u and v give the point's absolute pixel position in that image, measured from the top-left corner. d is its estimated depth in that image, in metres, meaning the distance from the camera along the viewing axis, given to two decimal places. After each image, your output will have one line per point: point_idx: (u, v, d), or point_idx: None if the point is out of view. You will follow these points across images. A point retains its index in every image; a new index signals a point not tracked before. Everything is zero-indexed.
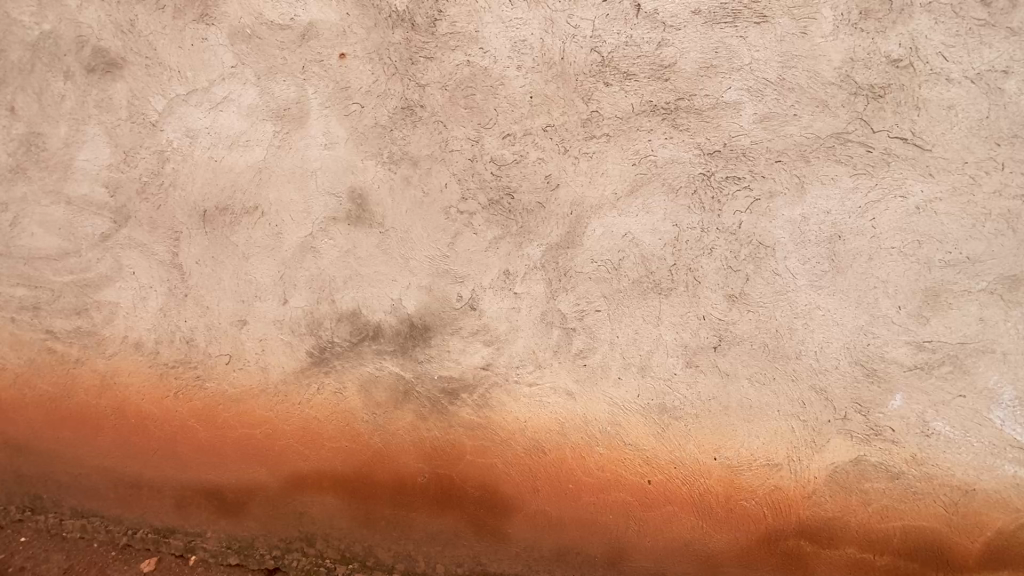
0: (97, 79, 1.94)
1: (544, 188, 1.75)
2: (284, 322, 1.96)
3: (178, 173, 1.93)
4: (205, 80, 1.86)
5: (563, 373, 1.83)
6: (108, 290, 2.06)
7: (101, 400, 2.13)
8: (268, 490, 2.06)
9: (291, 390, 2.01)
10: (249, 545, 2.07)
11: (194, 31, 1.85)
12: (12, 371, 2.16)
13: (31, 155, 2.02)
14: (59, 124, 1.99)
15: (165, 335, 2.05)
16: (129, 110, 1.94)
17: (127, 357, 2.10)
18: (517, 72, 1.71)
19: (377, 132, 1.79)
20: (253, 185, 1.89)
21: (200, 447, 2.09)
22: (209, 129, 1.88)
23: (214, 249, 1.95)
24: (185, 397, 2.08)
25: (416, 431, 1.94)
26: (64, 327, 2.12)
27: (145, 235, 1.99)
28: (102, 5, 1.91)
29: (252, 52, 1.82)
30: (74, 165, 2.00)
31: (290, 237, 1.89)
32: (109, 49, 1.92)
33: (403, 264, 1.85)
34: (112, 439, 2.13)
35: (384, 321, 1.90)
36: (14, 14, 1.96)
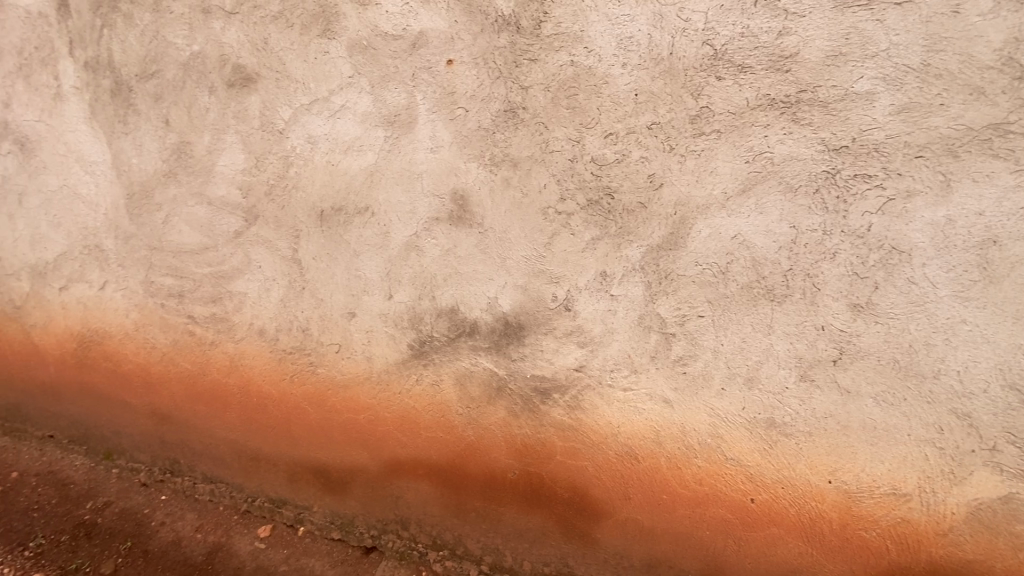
0: (235, 93, 2.17)
1: (647, 188, 1.70)
2: (388, 316, 2.07)
3: (300, 176, 2.11)
4: (326, 91, 2.01)
5: (662, 380, 1.77)
6: (238, 281, 2.30)
7: (230, 378, 2.41)
8: (369, 472, 2.24)
9: (393, 380, 2.12)
10: (350, 522, 2.30)
11: (317, 45, 1.99)
12: (161, 349, 2.54)
13: (182, 161, 2.32)
14: (204, 133, 2.26)
15: (284, 324, 2.26)
16: (261, 120, 2.15)
17: (251, 342, 2.34)
18: (623, 69, 1.67)
19: (480, 135, 1.83)
20: (365, 187, 2.01)
21: (311, 428, 2.30)
22: (329, 135, 2.03)
23: (330, 246, 2.11)
24: (299, 381, 2.28)
25: (507, 427, 1.97)
26: (202, 312, 2.40)
27: (271, 233, 2.19)
28: (240, 26, 2.12)
29: (367, 62, 1.92)
30: (214, 170, 2.26)
31: (396, 235, 2.00)
32: (245, 66, 2.14)
33: (501, 263, 1.88)
34: (236, 415, 2.44)
35: (481, 318, 1.94)
36: (171, 38, 2.25)
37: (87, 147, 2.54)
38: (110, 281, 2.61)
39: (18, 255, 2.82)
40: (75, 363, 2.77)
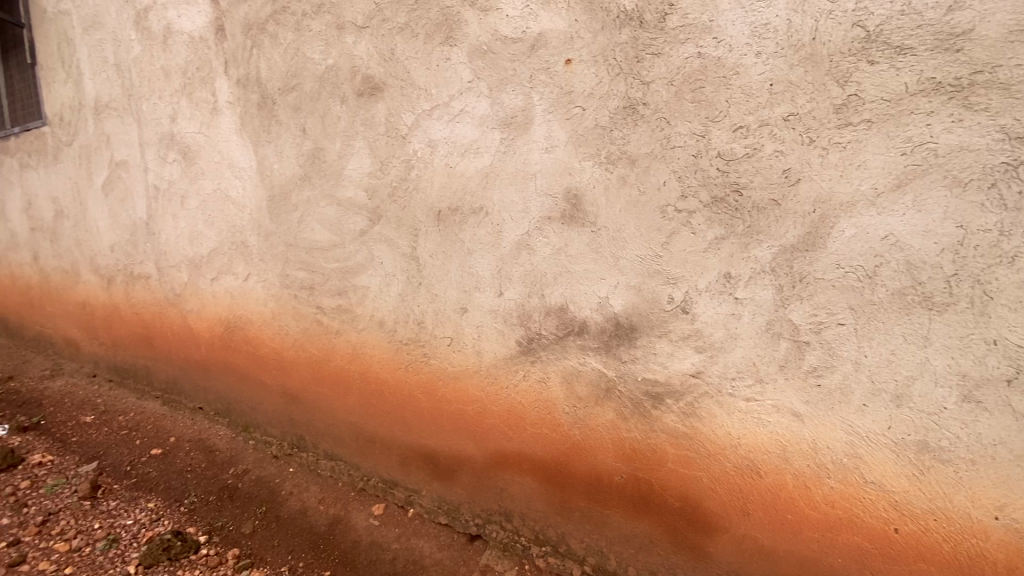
0: (363, 101, 2.34)
1: (781, 185, 1.59)
2: (498, 313, 2.12)
3: (420, 178, 2.23)
4: (446, 96, 2.10)
5: (790, 392, 1.65)
6: (362, 275, 2.49)
7: (351, 364, 2.61)
8: (475, 463, 2.32)
9: (500, 375, 2.17)
10: (456, 508, 2.42)
11: (440, 52, 2.08)
12: (293, 335, 2.82)
13: (316, 166, 2.55)
14: (335, 140, 2.46)
15: (401, 317, 2.40)
16: (386, 126, 2.29)
17: (371, 332, 2.51)
18: (757, 59, 1.58)
19: (597, 133, 1.82)
20: (480, 187, 2.08)
21: (422, 416, 2.43)
22: (448, 138, 2.13)
23: (445, 244, 2.21)
24: (413, 370, 2.41)
25: (616, 429, 1.94)
26: (329, 303, 2.63)
27: (392, 231, 2.35)
28: (370, 38, 2.27)
29: (487, 66, 1.98)
30: (344, 173, 2.46)
31: (509, 235, 2.05)
32: (373, 75, 2.29)
33: (614, 263, 1.86)
34: (355, 399, 2.64)
35: (591, 318, 1.93)
36: (309, 54, 2.48)
37: (237, 155, 2.87)
38: (253, 274, 2.94)
39: (180, 249, 3.27)
40: (221, 344, 3.18)
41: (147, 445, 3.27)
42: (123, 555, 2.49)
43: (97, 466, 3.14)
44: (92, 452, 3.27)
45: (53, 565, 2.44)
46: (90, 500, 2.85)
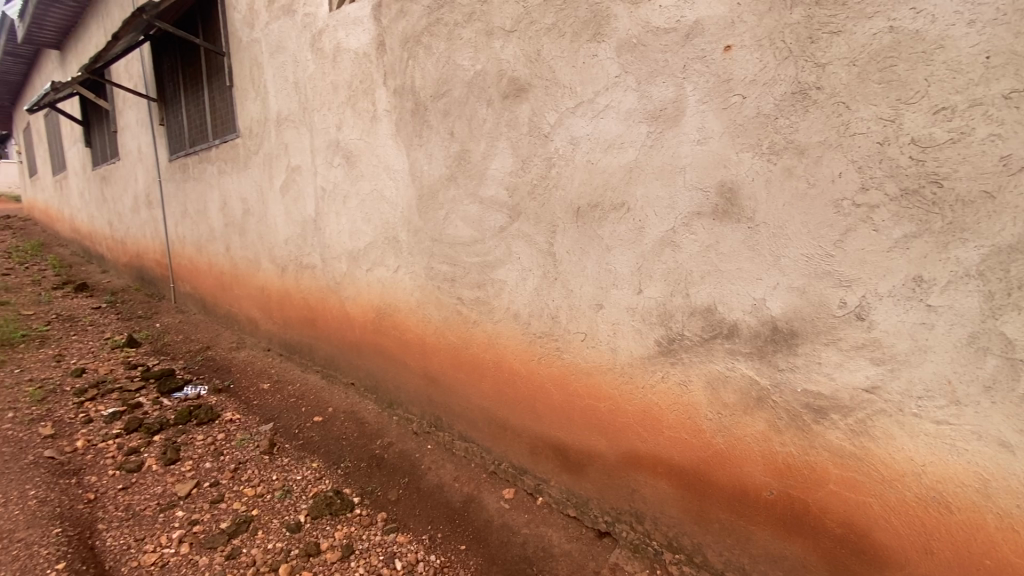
0: (508, 103, 2.42)
1: (996, 174, 1.35)
2: (637, 310, 2.09)
3: (561, 175, 2.26)
4: (592, 92, 2.11)
5: (998, 417, 1.40)
6: (500, 269, 2.60)
7: (487, 353, 2.75)
8: (606, 460, 2.32)
9: (637, 374, 2.13)
10: (585, 503, 2.44)
11: (588, 49, 2.09)
12: (435, 323, 3.04)
13: (462, 166, 2.71)
14: (481, 141, 2.59)
15: (536, 311, 2.47)
16: (529, 125, 2.36)
17: (506, 324, 2.62)
18: (968, 28, 1.35)
19: (758, 123, 1.70)
20: (623, 183, 2.06)
21: (554, 408, 2.48)
22: (591, 135, 2.13)
23: (584, 240, 2.22)
24: (545, 363, 2.47)
25: (766, 441, 1.81)
26: (469, 295, 2.79)
27: (531, 227, 2.42)
28: (517, 41, 2.35)
29: (636, 60, 1.95)
30: (487, 173, 2.58)
31: (652, 231, 2.00)
32: (519, 77, 2.37)
33: (772, 262, 1.73)
34: (489, 386, 2.78)
35: (743, 320, 1.82)
36: (459, 61, 2.63)
37: (392, 158, 3.16)
38: (402, 266, 3.22)
39: (341, 243, 3.70)
40: (372, 328, 3.54)
41: (310, 412, 3.77)
42: (295, 505, 2.87)
43: (272, 427, 3.68)
44: (269, 414, 3.86)
45: (244, 505, 2.89)
46: (268, 455, 3.35)
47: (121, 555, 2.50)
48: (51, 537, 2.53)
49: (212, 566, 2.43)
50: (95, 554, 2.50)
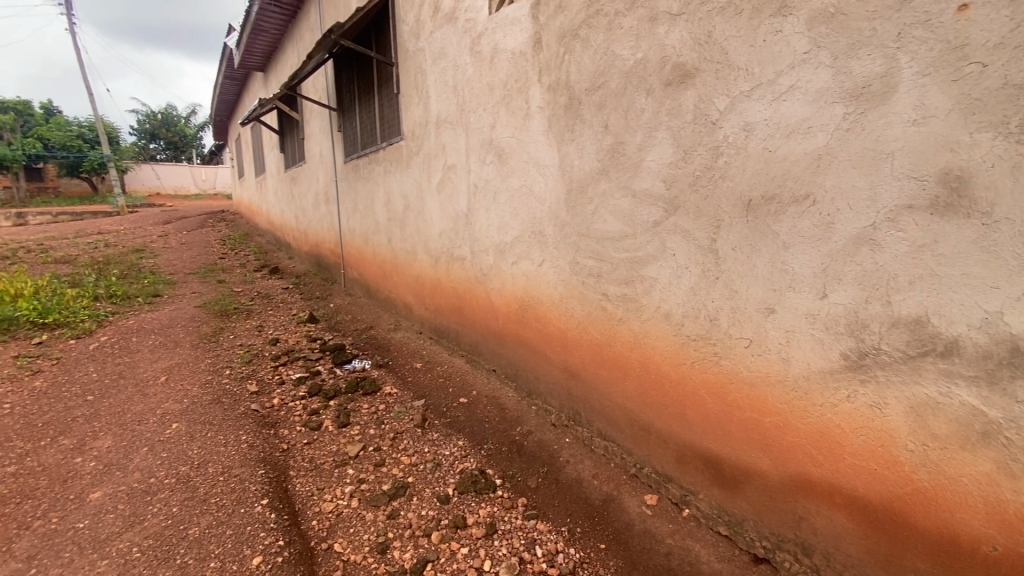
0: (671, 91, 2.30)
1: None
2: (818, 317, 1.85)
3: (730, 165, 2.09)
4: (773, 73, 1.90)
5: None
6: (653, 266, 2.49)
7: (633, 353, 2.66)
8: (768, 480, 2.11)
9: (812, 390, 1.89)
10: (739, 522, 2.25)
11: (770, 25, 1.89)
12: (578, 318, 3.03)
13: (615, 159, 2.64)
14: (637, 133, 2.49)
15: (692, 311, 2.32)
16: (694, 113, 2.21)
17: (656, 324, 2.50)
18: None
19: (1005, 95, 1.39)
20: (808, 173, 1.83)
21: (706, 417, 2.32)
22: (769, 120, 1.93)
23: (754, 237, 2.03)
24: (699, 368, 2.31)
25: (992, 487, 1.49)
26: (616, 292, 2.72)
27: (691, 222, 2.28)
28: (684, 24, 2.20)
29: (833, 32, 1.72)
30: (642, 165, 2.48)
31: (843, 227, 1.75)
32: (685, 63, 2.22)
33: (1016, 268, 1.40)
34: (633, 387, 2.70)
35: (966, 337, 1.50)
36: (617, 51, 2.55)
37: (543, 154, 3.20)
38: (547, 260, 3.26)
39: (489, 236, 3.87)
40: (515, 319, 3.65)
41: (456, 394, 4.02)
42: (444, 478, 3.09)
43: (424, 404, 4.01)
44: (421, 391, 4.20)
45: (401, 471, 3.19)
46: (420, 429, 3.66)
47: (306, 499, 2.93)
48: (257, 475, 3.06)
49: (376, 522, 2.73)
50: (289, 495, 2.95)
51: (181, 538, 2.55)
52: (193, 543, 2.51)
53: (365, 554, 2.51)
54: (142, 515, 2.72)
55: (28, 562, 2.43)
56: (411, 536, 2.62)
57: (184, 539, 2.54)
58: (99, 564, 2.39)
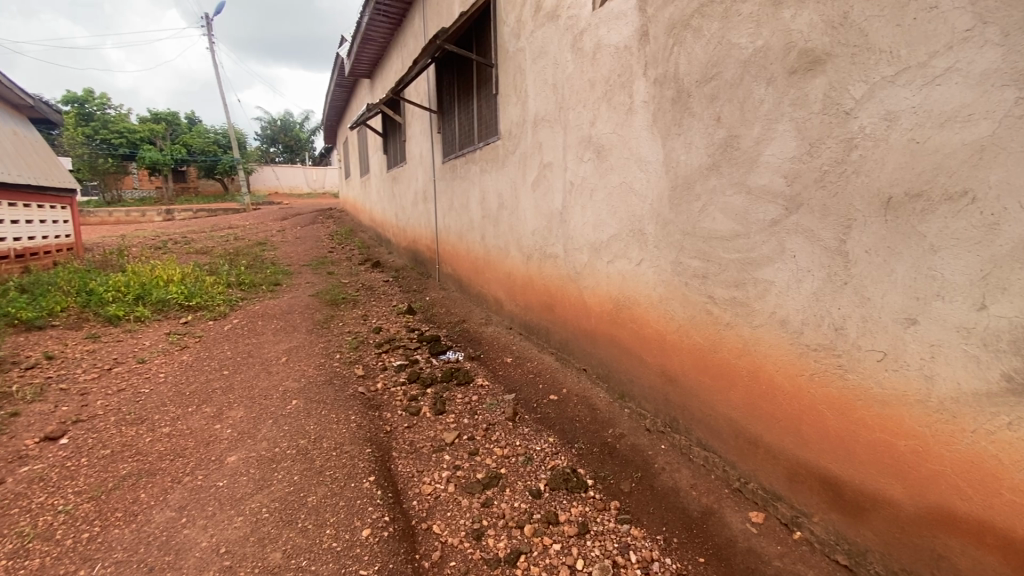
0: (796, 79, 2.12)
1: None
2: (973, 331, 1.63)
3: (866, 159, 1.89)
4: (924, 54, 1.70)
5: None
6: (768, 268, 2.32)
7: (741, 360, 2.51)
8: (900, 510, 1.90)
9: (962, 414, 1.67)
10: (862, 552, 2.05)
11: (923, 1, 1.69)
12: (679, 321, 2.91)
13: (727, 154, 2.49)
14: (754, 125, 2.34)
15: (813, 318, 2.13)
16: (823, 103, 2.03)
17: (769, 330, 2.34)
18: None
19: None
20: (966, 167, 1.61)
21: (826, 435, 2.13)
22: (917, 107, 1.73)
23: (893, 238, 1.83)
24: (819, 381, 2.13)
25: None
26: (723, 294, 2.58)
27: (815, 221, 2.10)
28: (815, 6, 2.02)
29: (1006, 5, 1.50)
30: (759, 160, 2.32)
31: (1012, 229, 1.52)
32: (814, 48, 2.04)
33: None
34: (740, 396, 2.54)
35: None
36: (734, 39, 2.41)
37: (645, 149, 3.08)
38: (646, 259, 3.15)
39: (585, 234, 3.82)
40: (610, 319, 3.57)
41: (546, 390, 4.01)
42: (536, 472, 3.13)
43: (515, 398, 4.07)
44: (512, 385, 4.27)
45: (494, 462, 3.28)
46: (511, 422, 3.73)
47: (408, 480, 3.11)
48: (365, 453, 3.31)
49: (471, 508, 2.84)
50: (392, 474, 3.16)
51: (301, 504, 2.83)
52: (311, 510, 2.78)
53: (462, 538, 2.62)
54: (269, 480, 3.05)
55: (181, 511, 2.82)
56: (505, 526, 2.69)
57: (304, 505, 2.82)
58: (236, 519, 2.72)
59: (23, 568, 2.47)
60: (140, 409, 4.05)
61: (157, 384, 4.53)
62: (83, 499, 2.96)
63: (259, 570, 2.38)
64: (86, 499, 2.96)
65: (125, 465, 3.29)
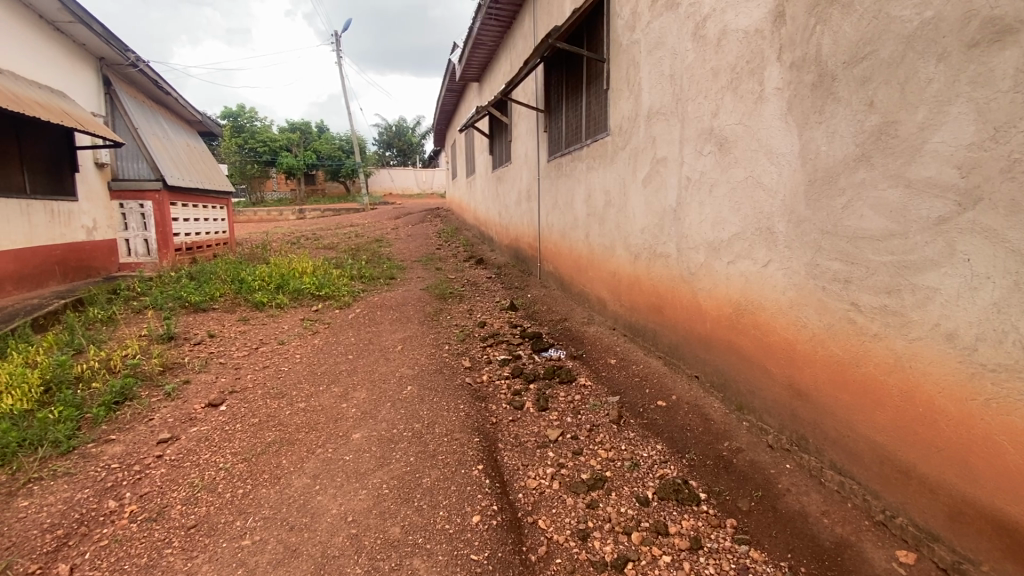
0: (977, 53, 1.82)
1: None
2: None
3: None
4: None
5: None
6: (931, 273, 2.02)
7: (891, 378, 2.21)
8: None
9: None
10: None
11: None
12: (812, 329, 2.64)
13: (880, 143, 2.21)
14: (918, 109, 2.04)
15: (991, 333, 1.82)
16: (1015, 79, 1.72)
17: (930, 346, 2.04)
18: None
19: None
20: None
21: (1004, 472, 1.81)
22: None
23: None
24: (998, 409, 1.82)
25: None
26: (870, 302, 2.29)
27: (999, 219, 1.79)
28: None
29: None
30: (924, 148, 2.02)
31: None
32: (1004, 16, 1.74)
33: None
34: (888, 417, 2.24)
35: None
36: (894, 12, 2.12)
37: (777, 141, 2.82)
38: (774, 260, 2.88)
39: (701, 233, 3.58)
40: (728, 324, 3.33)
41: (654, 395, 3.81)
42: (643, 479, 3.04)
43: (619, 400, 3.96)
44: (616, 387, 4.16)
45: (599, 464, 3.23)
46: (616, 425, 3.65)
47: (513, 472, 3.18)
48: (473, 442, 3.43)
49: (576, 508, 2.83)
50: (499, 465, 3.24)
51: (417, 484, 3.01)
52: (426, 491, 2.95)
53: (567, 537, 2.62)
54: (388, 459, 3.29)
55: (314, 479, 3.14)
56: (611, 531, 2.66)
57: (419, 485, 3.00)
58: (361, 492, 2.97)
59: (194, 513, 2.91)
60: (280, 385, 4.58)
61: (293, 364, 5.09)
62: (237, 459, 3.41)
63: (381, 541, 2.57)
64: (240, 459, 3.42)
65: (269, 434, 3.73)
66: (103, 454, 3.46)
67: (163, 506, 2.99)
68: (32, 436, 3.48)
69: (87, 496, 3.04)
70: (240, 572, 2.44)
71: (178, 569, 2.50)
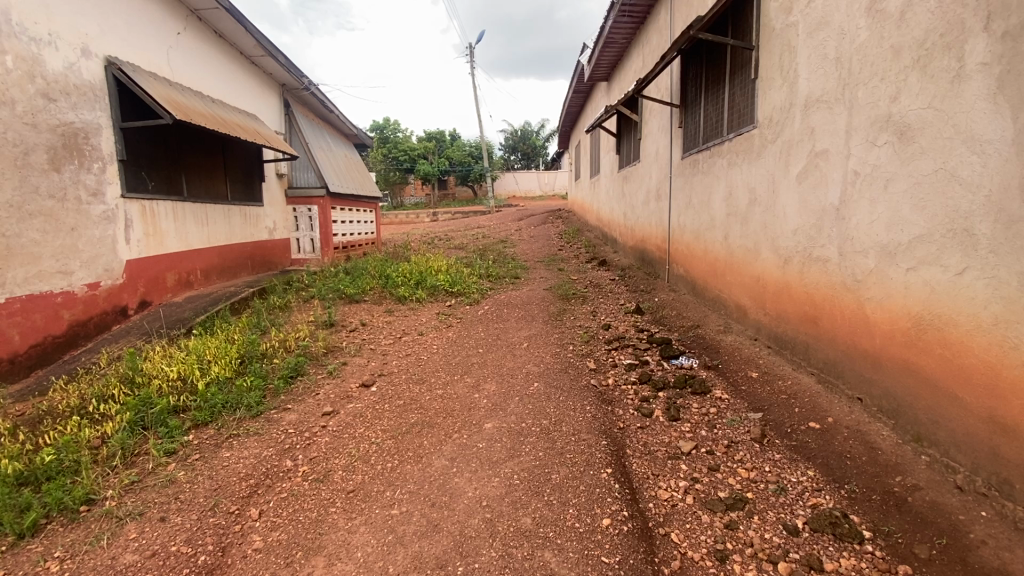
0: None
1: None
2: None
3: None
4: None
5: None
6: None
7: None
8: None
9: None
10: None
11: None
12: None
13: None
14: None
15: None
16: None
17: None
18: None
19: None
20: None
21: None
22: None
23: None
24: None
25: None
26: None
27: None
28: None
29: None
30: None
31: None
32: None
33: None
34: None
35: None
36: None
37: (982, 127, 2.38)
38: (973, 268, 2.43)
39: (871, 235, 3.13)
40: (904, 341, 2.87)
41: (805, 415, 3.42)
42: (792, 506, 2.76)
43: (763, 418, 3.63)
44: (757, 403, 3.81)
45: (738, 483, 3.01)
46: (758, 444, 3.35)
47: (643, 480, 3.09)
48: (601, 445, 3.40)
49: (713, 527, 2.68)
50: (627, 470, 3.19)
51: (546, 479, 3.08)
52: (555, 486, 3.00)
53: (703, 555, 2.49)
54: (518, 451, 3.41)
55: (451, 461, 3.37)
56: (753, 557, 2.47)
57: (548, 481, 3.06)
58: (494, 479, 3.12)
59: (352, 479, 3.31)
60: (420, 372, 4.98)
61: (431, 353, 5.51)
62: (386, 436, 3.80)
63: (514, 529, 2.68)
64: (389, 436, 3.79)
65: (412, 416, 4.09)
66: (282, 420, 4.08)
67: (328, 469, 3.44)
68: (232, 399, 4.23)
69: (271, 454, 3.62)
70: (390, 538, 2.71)
71: (341, 526, 2.86)
